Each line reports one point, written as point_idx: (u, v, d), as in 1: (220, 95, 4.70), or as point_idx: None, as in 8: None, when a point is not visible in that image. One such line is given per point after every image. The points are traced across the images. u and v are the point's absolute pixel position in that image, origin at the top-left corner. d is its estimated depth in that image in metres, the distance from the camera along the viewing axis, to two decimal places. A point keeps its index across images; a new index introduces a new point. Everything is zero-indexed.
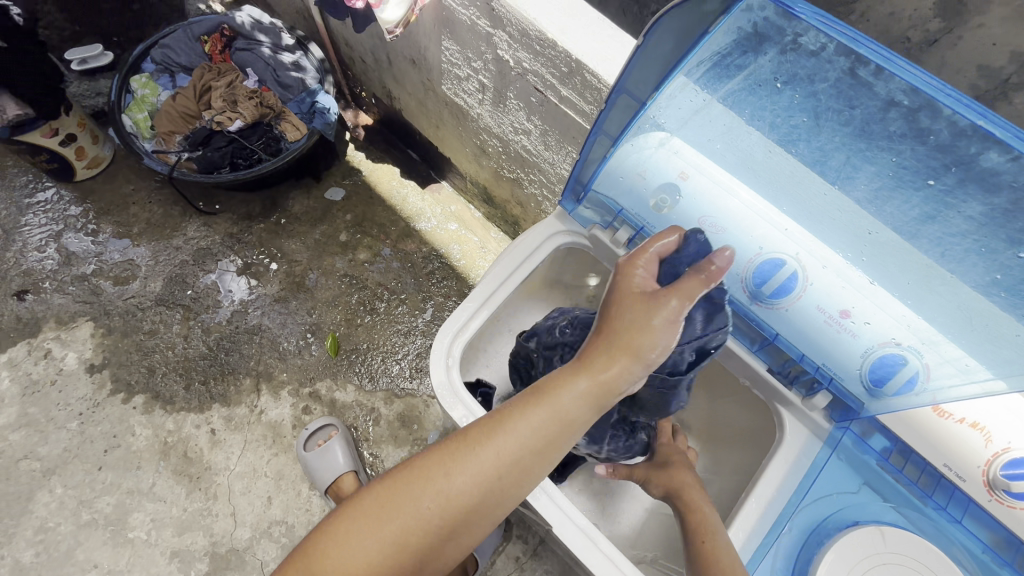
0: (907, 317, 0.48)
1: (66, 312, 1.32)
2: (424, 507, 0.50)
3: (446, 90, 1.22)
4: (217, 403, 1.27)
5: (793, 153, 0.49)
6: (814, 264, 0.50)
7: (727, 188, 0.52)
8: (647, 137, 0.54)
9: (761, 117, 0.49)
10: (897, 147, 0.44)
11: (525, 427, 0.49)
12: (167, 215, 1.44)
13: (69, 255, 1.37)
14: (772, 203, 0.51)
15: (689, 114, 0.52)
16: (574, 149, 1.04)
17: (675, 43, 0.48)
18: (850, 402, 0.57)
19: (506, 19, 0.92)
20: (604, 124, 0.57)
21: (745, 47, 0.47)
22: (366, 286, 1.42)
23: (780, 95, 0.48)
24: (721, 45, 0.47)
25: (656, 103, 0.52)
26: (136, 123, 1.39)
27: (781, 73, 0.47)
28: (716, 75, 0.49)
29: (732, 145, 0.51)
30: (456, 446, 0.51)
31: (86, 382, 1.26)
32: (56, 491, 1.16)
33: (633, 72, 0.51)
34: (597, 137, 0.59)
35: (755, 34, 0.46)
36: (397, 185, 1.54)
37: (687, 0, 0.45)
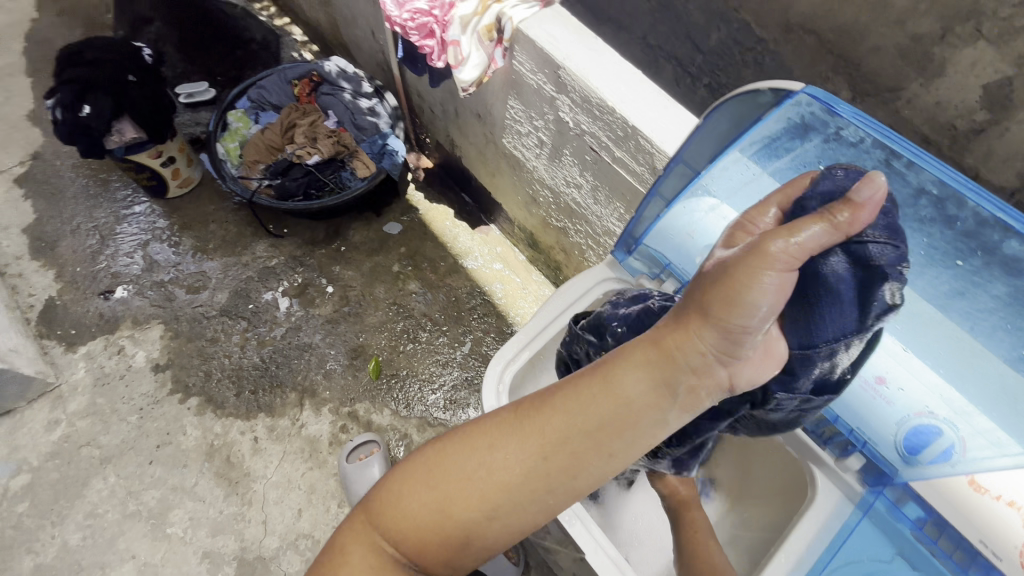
0: (939, 386, 0.51)
1: (143, 313, 1.44)
2: (470, 473, 0.50)
3: (506, 143, 1.33)
4: (262, 413, 1.34)
5: None
6: None
7: None
8: (699, 202, 0.61)
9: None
10: (928, 229, 0.48)
11: (582, 397, 0.48)
12: (241, 234, 1.58)
13: (152, 262, 1.52)
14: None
15: (739, 185, 0.58)
16: (622, 205, 1.11)
17: (731, 125, 0.56)
18: (884, 467, 0.58)
19: (570, 85, 1.02)
20: (660, 188, 0.65)
21: (791, 133, 0.53)
22: (411, 316, 1.49)
23: None
24: (771, 130, 0.54)
25: (709, 174, 0.59)
26: (227, 151, 1.55)
27: (826, 157, 0.52)
28: (766, 154, 0.55)
29: None
30: (508, 418, 0.51)
31: (150, 380, 1.36)
32: (109, 479, 1.24)
33: (691, 146, 0.60)
34: (652, 198, 0.67)
35: (802, 124, 0.52)
36: (449, 224, 1.65)
37: (745, 93, 0.53)
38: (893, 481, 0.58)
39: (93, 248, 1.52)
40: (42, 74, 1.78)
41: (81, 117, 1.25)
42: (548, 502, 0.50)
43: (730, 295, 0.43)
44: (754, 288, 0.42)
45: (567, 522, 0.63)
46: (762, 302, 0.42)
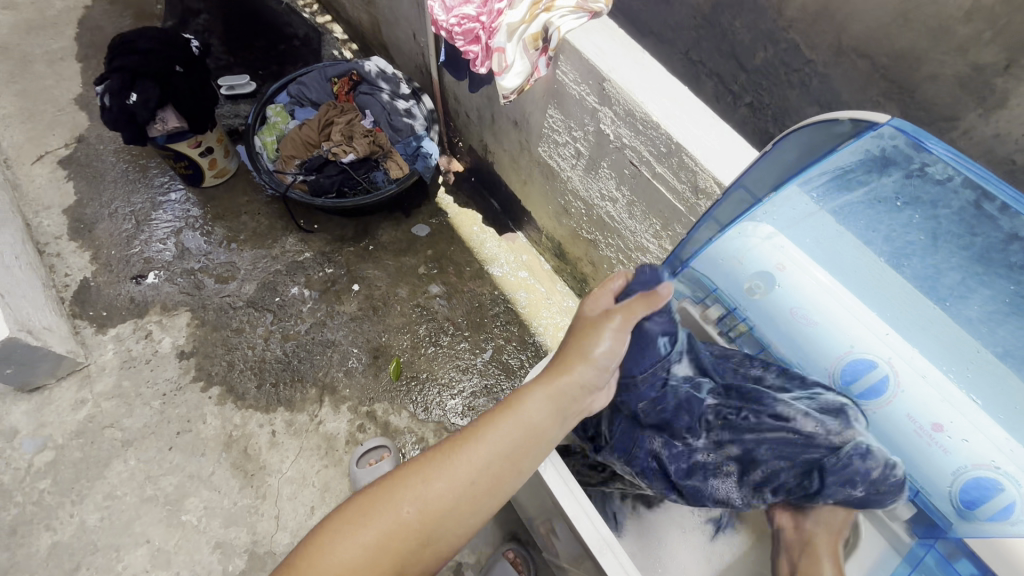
0: (1008, 442, 0.47)
1: (172, 300, 1.46)
2: (405, 510, 0.55)
3: (541, 151, 1.32)
4: (282, 407, 1.34)
5: (906, 266, 0.52)
6: (912, 371, 0.51)
7: (827, 289, 0.55)
8: (755, 228, 0.60)
9: (876, 232, 0.54)
10: (1017, 276, 0.46)
11: (500, 429, 0.59)
12: (271, 227, 1.60)
13: (184, 250, 1.54)
14: (873, 312, 0.53)
15: (799, 217, 0.57)
16: (658, 222, 1.09)
17: (802, 154, 0.57)
18: (936, 519, 0.55)
19: (614, 98, 1.00)
20: (716, 213, 0.66)
21: (869, 167, 0.53)
22: (434, 319, 1.49)
23: (899, 213, 0.52)
24: (845, 162, 0.54)
25: (771, 202, 0.59)
26: (265, 145, 1.58)
27: (903, 193, 0.52)
28: (837, 186, 0.55)
29: (836, 252, 0.55)
30: (434, 458, 0.58)
31: (175, 366, 1.38)
32: (129, 462, 1.26)
33: (754, 173, 0.62)
34: (707, 221, 0.67)
35: (880, 158, 0.52)
36: (477, 229, 1.64)
37: (821, 122, 0.55)
38: (947, 534, 0.54)
39: (128, 232, 1.55)
40: (92, 60, 1.82)
41: (128, 104, 1.28)
42: (474, 520, 0.58)
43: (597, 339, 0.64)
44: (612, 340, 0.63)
45: (597, 551, 0.62)
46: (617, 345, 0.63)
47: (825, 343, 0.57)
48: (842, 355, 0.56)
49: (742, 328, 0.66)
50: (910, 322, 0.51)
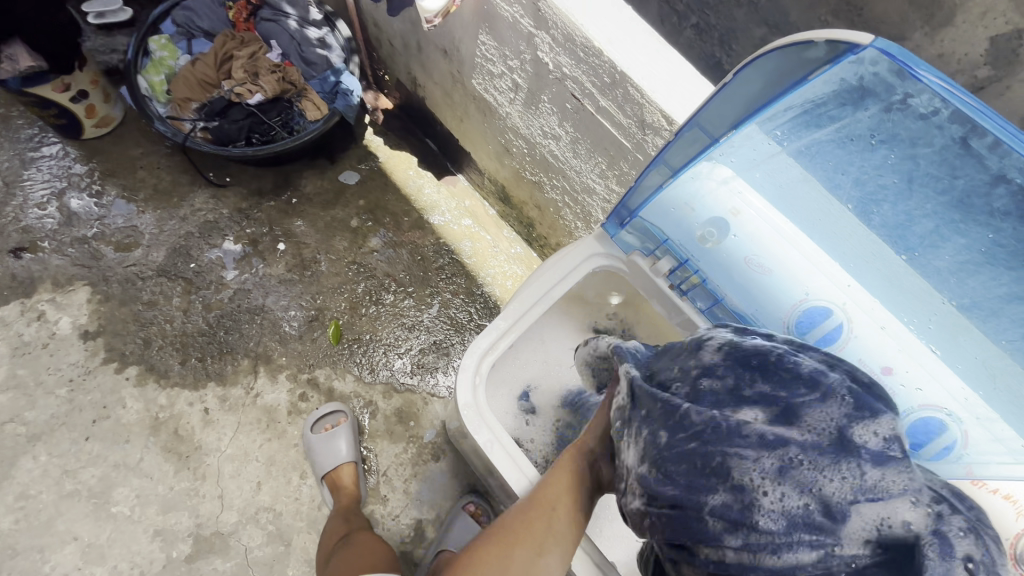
0: (960, 391, 0.53)
1: (64, 274, 1.28)
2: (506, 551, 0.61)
3: (476, 85, 1.19)
4: (212, 382, 1.24)
5: (877, 212, 0.51)
6: (872, 324, 0.55)
7: (783, 237, 0.57)
8: (711, 172, 0.58)
9: (846, 173, 0.51)
10: (996, 224, 0.44)
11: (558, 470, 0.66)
12: (176, 183, 1.40)
13: (71, 215, 1.33)
14: (831, 258, 0.56)
15: (759, 158, 0.55)
16: (603, 160, 1.02)
17: (765, 85, 0.49)
18: None
19: (551, 20, 0.89)
20: (667, 155, 0.59)
21: (843, 100, 0.47)
22: (373, 276, 1.39)
23: (873, 152, 0.48)
24: (817, 93, 0.47)
25: (729, 141, 0.55)
26: (152, 86, 1.34)
27: (880, 130, 0.47)
28: (806, 122, 0.50)
29: (798, 201, 0.55)
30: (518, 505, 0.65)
31: (79, 348, 1.22)
32: (40, 458, 1.14)
33: (710, 109, 0.53)
34: (656, 165, 0.61)
35: (859, 87, 0.45)
36: (413, 174, 1.51)
37: (793, 44, 0.46)
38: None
39: None
40: None
41: None
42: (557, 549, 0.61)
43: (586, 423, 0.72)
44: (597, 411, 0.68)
45: None
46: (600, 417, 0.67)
47: (780, 293, 0.60)
48: (798, 303, 0.59)
49: (694, 279, 0.68)
50: (871, 274, 0.54)
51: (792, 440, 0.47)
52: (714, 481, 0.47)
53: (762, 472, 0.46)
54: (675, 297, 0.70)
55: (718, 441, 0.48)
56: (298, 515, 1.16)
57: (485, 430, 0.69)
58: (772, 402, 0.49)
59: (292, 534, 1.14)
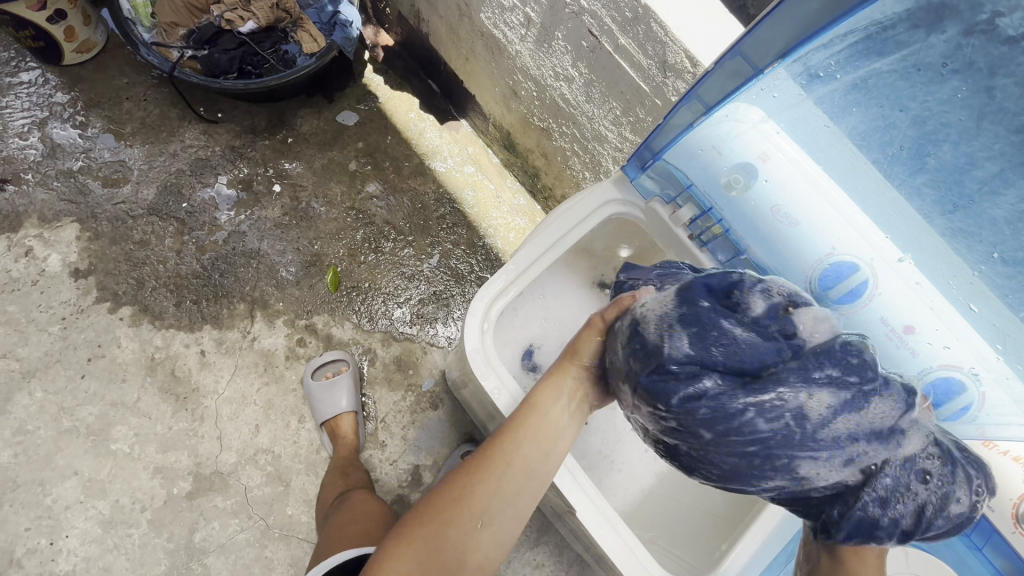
0: (985, 354, 0.51)
1: (51, 209, 1.23)
2: (458, 509, 0.61)
3: (484, 19, 1.12)
4: (208, 324, 1.22)
5: (934, 154, 0.47)
6: (907, 282, 0.53)
7: (816, 186, 0.54)
8: (744, 111, 0.56)
9: (905, 109, 0.47)
10: None
11: (523, 421, 0.64)
12: (165, 117, 1.33)
13: (55, 146, 1.27)
14: (865, 212, 0.53)
15: (799, 99, 0.53)
16: (618, 105, 0.97)
17: (823, 5, 0.45)
18: None
19: None
20: (701, 89, 0.56)
21: (917, 22, 0.43)
22: (372, 223, 1.34)
23: (943, 84, 0.44)
24: (888, 13, 0.43)
25: (774, 74, 0.52)
26: (135, 8, 1.24)
27: (954, 58, 0.43)
28: (868, 50, 0.46)
29: (835, 145, 0.53)
30: (473, 457, 0.64)
31: (70, 287, 1.19)
32: (36, 395, 1.13)
33: (757, 36, 0.50)
34: (687, 102, 0.59)
35: (939, 6, 0.41)
36: (414, 117, 1.44)
37: None
38: None
39: None
40: None
41: None
42: (515, 504, 0.63)
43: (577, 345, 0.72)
44: (585, 345, 0.66)
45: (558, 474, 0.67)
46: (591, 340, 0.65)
47: (805, 245, 0.57)
48: (822, 258, 0.57)
49: (715, 230, 0.67)
50: (907, 232, 0.51)
51: (861, 433, 0.47)
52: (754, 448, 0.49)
53: (830, 456, 0.48)
54: (694, 248, 0.70)
55: (788, 441, 0.48)
56: (296, 458, 1.17)
57: (493, 378, 0.68)
58: (840, 388, 0.48)
59: (291, 476, 1.15)
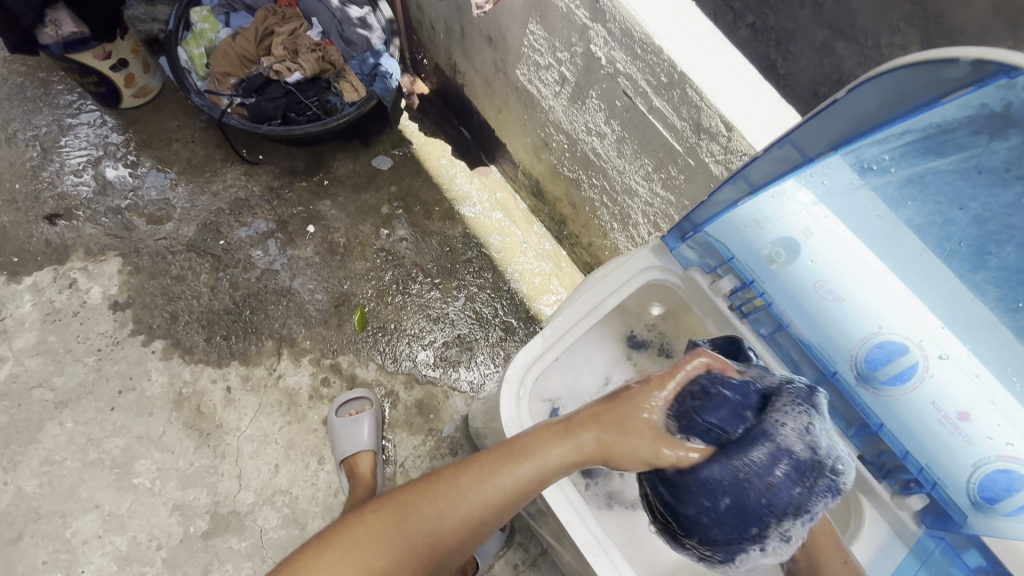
0: None
1: (97, 243, 1.28)
2: (419, 541, 0.60)
3: (519, 75, 1.16)
4: (236, 361, 1.23)
5: (997, 253, 0.46)
6: (965, 374, 0.50)
7: (868, 269, 0.54)
8: (793, 194, 0.56)
9: (964, 209, 0.47)
10: None
11: (522, 490, 0.59)
12: (209, 158, 1.39)
13: (106, 184, 1.33)
14: (920, 300, 0.52)
15: (852, 187, 0.53)
16: (650, 162, 0.98)
17: (881, 102, 0.46)
18: (951, 512, 0.56)
19: (609, 14, 0.85)
20: (748, 170, 0.58)
21: (978, 128, 0.43)
22: (401, 264, 1.37)
23: (1006, 188, 0.44)
24: (947, 117, 0.44)
25: (827, 162, 0.53)
26: (191, 58, 1.32)
27: (1019, 165, 0.42)
28: (926, 149, 0.47)
29: (888, 233, 0.52)
30: (451, 494, 0.60)
31: (108, 319, 1.23)
32: (66, 425, 1.15)
33: (808, 128, 0.52)
34: (734, 180, 0.60)
35: (1003, 115, 0.41)
36: (445, 163, 1.48)
37: (925, 64, 0.42)
38: (960, 528, 0.56)
39: (34, 163, 1.32)
40: None
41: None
42: (468, 547, 0.63)
43: (610, 400, 0.61)
44: (638, 464, 0.58)
45: (591, 553, 0.65)
46: (638, 463, 0.57)
47: (851, 324, 0.56)
48: (866, 337, 0.55)
49: (756, 302, 0.66)
50: (968, 322, 0.50)
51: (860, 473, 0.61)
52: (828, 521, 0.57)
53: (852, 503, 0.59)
54: (735, 319, 0.68)
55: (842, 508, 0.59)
56: (313, 501, 1.16)
57: None
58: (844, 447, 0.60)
59: (307, 519, 1.14)
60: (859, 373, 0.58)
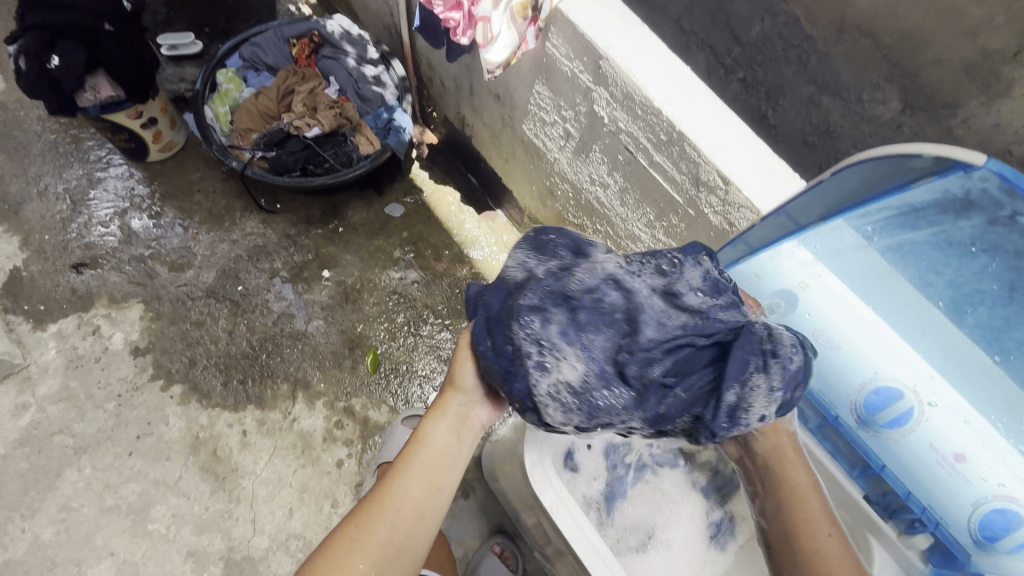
0: None
1: (120, 291, 1.33)
2: (356, 560, 0.59)
3: (526, 130, 1.23)
4: (252, 405, 1.26)
5: (969, 314, 0.53)
6: (957, 419, 0.54)
7: (867, 324, 0.58)
8: (791, 255, 0.61)
9: (940, 274, 0.53)
10: None
11: (415, 453, 0.66)
12: (230, 207, 1.46)
13: (131, 234, 1.39)
14: (914, 350, 0.56)
15: (844, 251, 0.58)
16: (652, 211, 1.04)
17: (862, 184, 0.53)
18: (955, 552, 0.58)
19: (611, 78, 0.92)
20: (748, 235, 0.64)
21: (944, 209, 0.49)
22: (412, 306, 1.41)
23: (973, 259, 0.50)
24: (917, 200, 0.50)
25: (817, 230, 0.59)
26: (217, 116, 1.41)
27: (981, 240, 0.49)
28: (903, 224, 0.53)
29: (879, 289, 0.57)
30: (374, 501, 0.63)
31: (129, 365, 1.26)
32: (84, 471, 1.16)
33: (799, 201, 0.58)
34: (734, 241, 0.66)
35: (965, 200, 0.47)
36: (455, 209, 1.55)
37: (894, 157, 0.49)
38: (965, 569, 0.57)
39: (64, 214, 1.39)
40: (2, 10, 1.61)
41: (49, 69, 1.10)
42: (409, 557, 0.62)
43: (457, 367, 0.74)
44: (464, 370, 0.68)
45: None
46: (468, 368, 0.66)
47: (849, 370, 0.60)
48: (866, 382, 0.59)
49: None
50: (958, 370, 0.54)
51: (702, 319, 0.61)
52: (648, 360, 0.60)
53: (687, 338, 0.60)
54: None
55: (694, 351, 0.59)
56: None
57: (552, 494, 0.74)
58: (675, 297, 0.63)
59: None
60: (860, 417, 0.61)
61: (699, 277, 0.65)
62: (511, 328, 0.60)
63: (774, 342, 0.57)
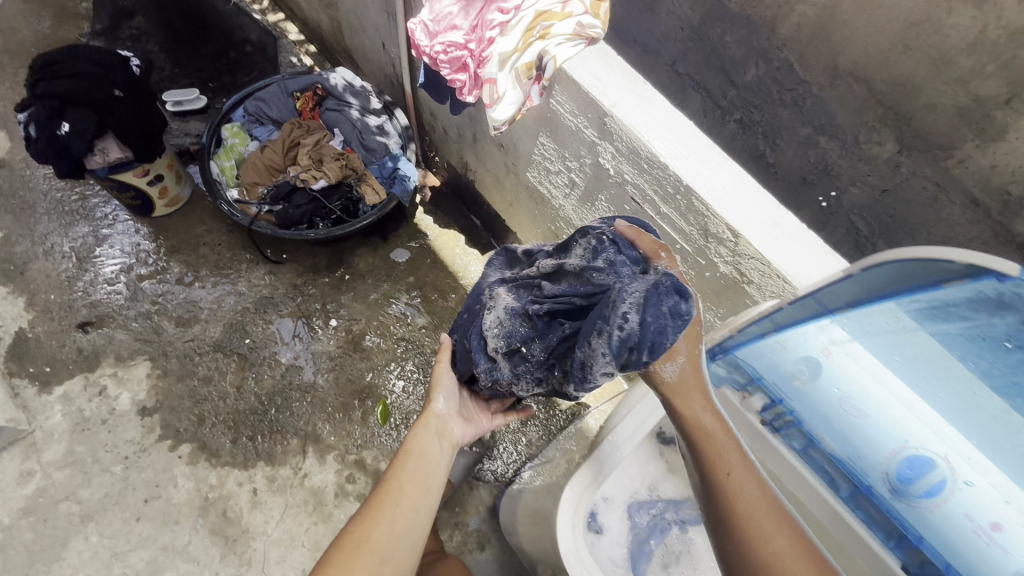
0: None
1: (127, 348, 1.32)
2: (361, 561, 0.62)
3: (530, 178, 1.25)
4: (262, 461, 1.24)
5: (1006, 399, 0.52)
6: (995, 491, 0.53)
7: (902, 400, 0.59)
8: (823, 333, 0.64)
9: (974, 364, 0.54)
10: None
11: (406, 456, 0.73)
12: (235, 259, 1.46)
13: (137, 291, 1.39)
14: (947, 421, 0.56)
15: (876, 332, 0.61)
16: None
17: (893, 276, 0.56)
18: None
19: (615, 133, 0.94)
20: (778, 314, 0.66)
21: (977, 305, 0.51)
22: (421, 351, 1.41)
23: (1009, 353, 0.51)
24: (950, 296, 0.53)
25: (845, 315, 0.62)
26: (222, 170, 1.42)
27: (1017, 337, 0.50)
28: (936, 316, 0.55)
29: (911, 367, 0.59)
30: (373, 506, 0.67)
31: (136, 425, 1.25)
32: (91, 539, 1.13)
33: (829, 288, 0.61)
34: (762, 318, 0.68)
35: (999, 300, 0.50)
36: (460, 252, 1.55)
37: (928, 258, 0.52)
38: None
39: (69, 272, 1.39)
40: (8, 72, 1.64)
41: (59, 135, 1.11)
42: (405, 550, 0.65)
43: None
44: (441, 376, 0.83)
45: None
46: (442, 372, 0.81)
47: (878, 437, 0.60)
48: (895, 449, 0.59)
49: (788, 418, 0.68)
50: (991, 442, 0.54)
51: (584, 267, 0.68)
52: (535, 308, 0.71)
53: (571, 286, 0.69)
54: (767, 433, 0.68)
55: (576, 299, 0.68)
56: None
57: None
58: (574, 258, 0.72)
59: None
60: (891, 484, 0.60)
61: (590, 245, 0.70)
62: (473, 302, 0.81)
63: (621, 305, 0.61)
